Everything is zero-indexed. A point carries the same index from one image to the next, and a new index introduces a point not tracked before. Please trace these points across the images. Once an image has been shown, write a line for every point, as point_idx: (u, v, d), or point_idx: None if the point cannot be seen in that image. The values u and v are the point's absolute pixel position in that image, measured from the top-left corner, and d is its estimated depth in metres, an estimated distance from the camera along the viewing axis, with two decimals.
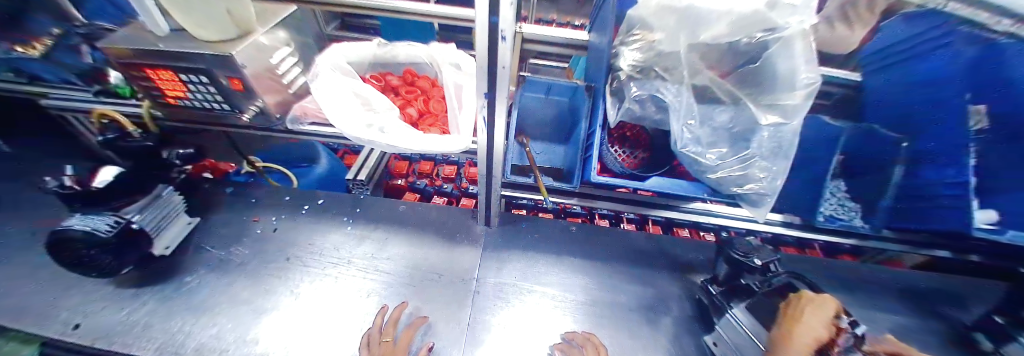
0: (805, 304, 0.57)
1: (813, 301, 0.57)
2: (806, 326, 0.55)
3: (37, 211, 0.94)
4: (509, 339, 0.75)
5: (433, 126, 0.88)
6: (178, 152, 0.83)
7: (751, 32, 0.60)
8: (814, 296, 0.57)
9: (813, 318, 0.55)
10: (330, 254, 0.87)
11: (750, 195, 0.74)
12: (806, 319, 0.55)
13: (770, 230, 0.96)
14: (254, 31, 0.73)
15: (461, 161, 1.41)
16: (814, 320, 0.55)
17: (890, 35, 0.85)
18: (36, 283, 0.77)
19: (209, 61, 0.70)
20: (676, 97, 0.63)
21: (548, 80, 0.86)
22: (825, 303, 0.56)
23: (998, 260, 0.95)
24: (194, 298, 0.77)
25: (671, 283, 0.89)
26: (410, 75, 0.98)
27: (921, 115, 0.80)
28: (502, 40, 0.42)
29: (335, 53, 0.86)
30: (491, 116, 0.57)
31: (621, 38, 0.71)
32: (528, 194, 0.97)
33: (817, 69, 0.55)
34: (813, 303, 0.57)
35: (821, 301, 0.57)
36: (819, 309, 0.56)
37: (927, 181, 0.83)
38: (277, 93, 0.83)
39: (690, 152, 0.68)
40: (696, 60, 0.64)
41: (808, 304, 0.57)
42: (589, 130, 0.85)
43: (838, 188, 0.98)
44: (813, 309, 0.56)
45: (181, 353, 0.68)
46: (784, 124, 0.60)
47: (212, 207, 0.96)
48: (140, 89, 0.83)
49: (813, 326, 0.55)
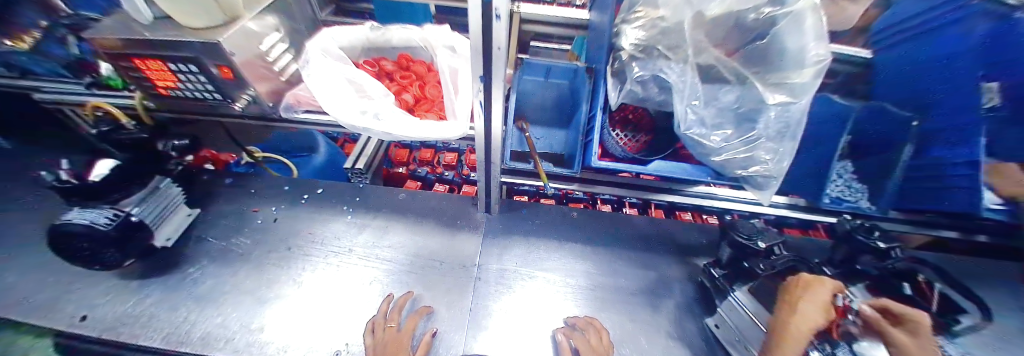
0: (802, 291, 0.56)
1: (811, 287, 0.55)
2: (806, 314, 0.54)
3: (38, 205, 0.94)
4: (510, 325, 0.76)
5: (429, 111, 0.86)
6: (173, 144, 0.85)
7: (759, 6, 0.59)
8: (811, 281, 0.56)
9: (812, 305, 0.54)
10: (331, 243, 0.87)
11: (755, 178, 0.73)
12: (805, 308, 0.54)
13: (774, 213, 0.95)
14: (242, 17, 0.70)
15: (461, 148, 1.37)
16: (813, 306, 0.54)
17: (902, 10, 0.81)
18: (43, 276, 0.78)
19: (197, 49, 0.67)
20: (680, 77, 0.60)
21: (547, 62, 0.85)
22: (823, 287, 0.55)
23: (1004, 240, 0.93)
24: (198, 288, 0.78)
25: (673, 267, 0.89)
26: (405, 60, 0.96)
27: (935, 94, 0.77)
28: (496, 19, 0.39)
29: (324, 38, 0.82)
30: (486, 100, 0.55)
31: (623, 16, 0.69)
32: (529, 180, 0.96)
33: (827, 46, 0.53)
34: (811, 288, 0.55)
35: (819, 286, 0.55)
36: (818, 291, 0.55)
37: (940, 161, 0.80)
38: (267, 81, 0.81)
39: (694, 135, 0.66)
40: (702, 37, 0.61)
41: (806, 290, 0.56)
42: (589, 114, 0.84)
43: (844, 169, 0.95)
44: (810, 295, 0.55)
45: (188, 342, 0.69)
46: (792, 103, 0.57)
47: (211, 199, 0.95)
48: (131, 79, 0.81)
49: (812, 314, 0.53)
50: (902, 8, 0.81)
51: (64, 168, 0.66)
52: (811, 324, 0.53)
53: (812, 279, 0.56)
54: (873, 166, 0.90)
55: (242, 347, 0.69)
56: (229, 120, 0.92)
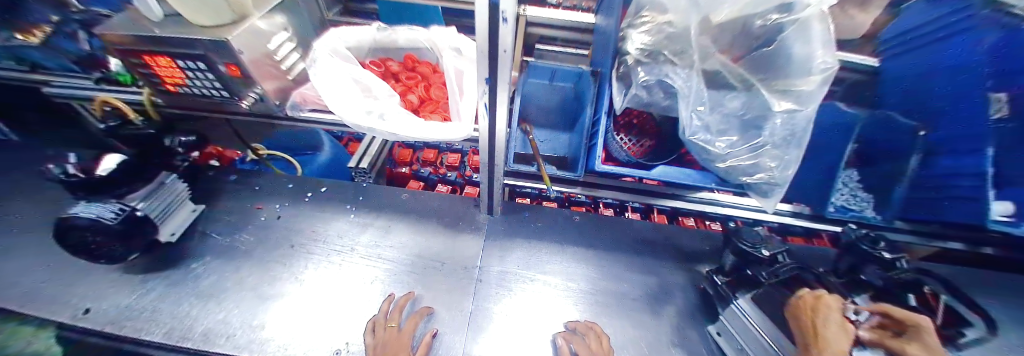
0: (815, 313, 0.55)
1: (818, 305, 0.56)
2: (829, 336, 0.51)
3: (45, 198, 0.95)
4: (510, 328, 0.75)
5: (434, 113, 0.86)
6: (181, 140, 0.86)
7: (767, 13, 0.58)
8: (815, 299, 0.57)
9: (832, 325, 0.52)
10: (334, 242, 0.87)
11: (761, 185, 0.72)
12: (824, 325, 0.52)
13: (779, 220, 0.96)
14: (251, 16, 0.71)
15: (464, 149, 1.37)
16: (831, 324, 0.52)
17: (910, 20, 0.80)
18: (48, 268, 0.79)
19: (205, 47, 0.68)
20: (685, 82, 0.60)
21: (552, 66, 0.85)
22: (828, 304, 0.56)
23: (1010, 253, 0.92)
24: (200, 284, 0.78)
25: (675, 272, 0.88)
26: (411, 61, 0.96)
27: (937, 102, 0.77)
28: (503, 22, 0.40)
29: (331, 37, 0.83)
30: (492, 102, 0.55)
31: (630, 21, 0.70)
32: (530, 183, 0.99)
33: (834, 54, 0.52)
34: (818, 307, 0.55)
35: (825, 304, 0.55)
36: (828, 310, 0.54)
37: (946, 171, 0.79)
38: (275, 79, 0.82)
39: (699, 140, 0.67)
40: (707, 43, 0.61)
41: (815, 310, 0.55)
42: (595, 118, 0.84)
43: (849, 178, 0.94)
44: (823, 314, 0.54)
45: (190, 338, 0.69)
46: (799, 110, 0.57)
47: (217, 195, 0.96)
48: (139, 75, 0.82)
49: (836, 334, 0.51)
50: (912, 16, 0.80)
51: (72, 162, 0.69)
52: (838, 342, 0.50)
53: (814, 298, 0.57)
54: (879, 175, 0.89)
55: (243, 344, 0.69)
56: (234, 117, 0.93)
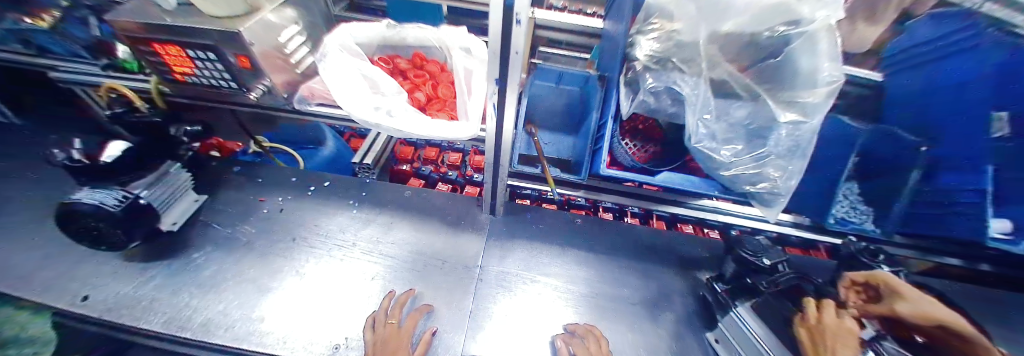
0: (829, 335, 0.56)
1: (834, 330, 0.56)
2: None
3: (45, 183, 0.94)
4: (509, 329, 0.75)
5: (441, 111, 0.87)
6: (186, 129, 0.87)
7: (774, 25, 0.57)
8: (832, 323, 0.57)
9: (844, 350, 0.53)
10: (336, 237, 0.87)
11: (762, 195, 0.73)
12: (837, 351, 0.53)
13: (779, 230, 0.97)
14: (262, 9, 0.71)
15: (466, 149, 1.37)
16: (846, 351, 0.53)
17: (913, 37, 0.81)
18: (47, 254, 0.78)
19: (215, 37, 0.68)
20: (693, 90, 0.61)
21: (560, 69, 0.85)
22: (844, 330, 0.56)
23: (1005, 269, 0.93)
24: (200, 274, 0.78)
25: (675, 278, 0.89)
26: (419, 59, 0.97)
27: (938, 120, 0.78)
28: (517, 24, 0.40)
29: (342, 33, 0.83)
30: (501, 102, 0.55)
31: (638, 27, 0.68)
32: (534, 184, 0.99)
33: (841, 67, 0.54)
34: (830, 329, 0.56)
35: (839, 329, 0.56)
36: (838, 327, 0.56)
37: (945, 187, 0.80)
38: (283, 72, 0.82)
39: (705, 148, 0.67)
40: (716, 53, 0.61)
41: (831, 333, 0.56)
42: (601, 121, 0.84)
43: (850, 191, 0.94)
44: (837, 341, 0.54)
45: (188, 328, 0.69)
46: (804, 122, 0.59)
47: (220, 185, 0.96)
48: (148, 64, 0.82)
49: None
50: (917, 32, 0.81)
51: (77, 147, 0.68)
52: None
53: (831, 321, 0.57)
54: (880, 190, 0.90)
55: (242, 335, 0.69)
56: (241, 108, 0.93)
